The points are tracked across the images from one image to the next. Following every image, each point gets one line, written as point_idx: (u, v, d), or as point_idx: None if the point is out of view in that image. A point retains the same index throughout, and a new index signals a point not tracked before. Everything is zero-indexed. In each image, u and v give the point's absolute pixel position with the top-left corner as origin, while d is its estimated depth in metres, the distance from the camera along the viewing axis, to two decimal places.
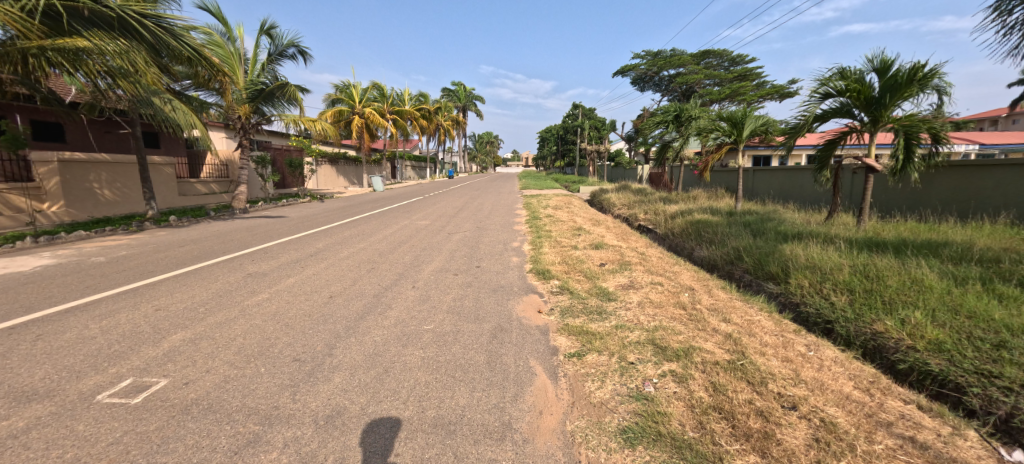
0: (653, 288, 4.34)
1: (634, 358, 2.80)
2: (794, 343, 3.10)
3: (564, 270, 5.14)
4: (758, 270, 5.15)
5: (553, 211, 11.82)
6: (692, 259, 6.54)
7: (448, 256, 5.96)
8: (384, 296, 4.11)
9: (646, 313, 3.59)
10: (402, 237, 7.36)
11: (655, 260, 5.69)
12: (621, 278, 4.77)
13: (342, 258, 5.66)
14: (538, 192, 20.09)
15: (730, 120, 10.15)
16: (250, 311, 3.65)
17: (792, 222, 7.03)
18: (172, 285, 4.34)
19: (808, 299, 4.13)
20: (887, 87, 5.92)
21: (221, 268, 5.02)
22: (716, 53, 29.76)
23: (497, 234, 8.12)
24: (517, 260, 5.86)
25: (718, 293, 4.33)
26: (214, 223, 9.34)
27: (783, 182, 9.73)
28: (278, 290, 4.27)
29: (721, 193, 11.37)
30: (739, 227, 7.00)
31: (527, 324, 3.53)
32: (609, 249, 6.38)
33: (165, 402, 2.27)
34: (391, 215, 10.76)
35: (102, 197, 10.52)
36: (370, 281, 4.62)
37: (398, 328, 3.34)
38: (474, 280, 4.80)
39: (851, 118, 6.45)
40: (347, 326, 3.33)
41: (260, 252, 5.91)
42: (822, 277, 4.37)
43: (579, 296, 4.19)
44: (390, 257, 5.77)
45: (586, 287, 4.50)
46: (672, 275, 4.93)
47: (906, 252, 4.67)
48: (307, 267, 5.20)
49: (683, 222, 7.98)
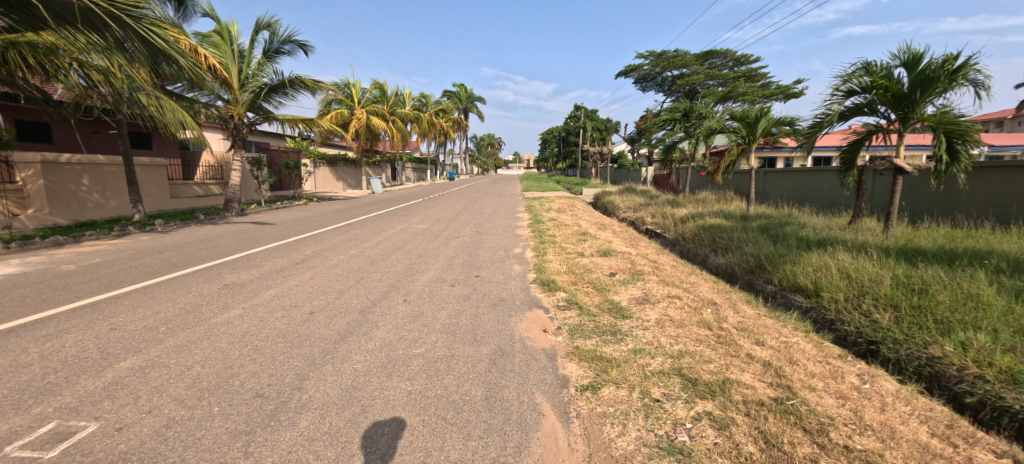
0: (671, 303, 3.88)
1: (660, 394, 2.36)
2: (843, 372, 2.68)
3: (571, 281, 4.70)
4: (782, 281, 4.71)
5: (557, 214, 11.37)
6: (707, 267, 6.09)
7: (445, 265, 5.52)
8: (371, 311, 3.69)
9: (669, 335, 3.14)
10: (397, 242, 6.92)
11: (669, 269, 5.24)
12: (634, 290, 4.33)
13: (331, 267, 5.23)
14: (540, 195, 19.67)
15: (743, 120, 9.67)
16: (216, 331, 3.21)
17: (813, 227, 6.58)
18: (136, 300, 3.91)
19: (845, 315, 3.68)
20: (916, 82, 5.46)
21: (196, 279, 4.59)
22: (721, 53, 29.33)
23: (497, 239, 7.67)
24: (519, 268, 5.43)
25: (744, 309, 3.89)
26: (202, 227, 8.94)
27: (799, 184, 9.25)
28: (254, 304, 3.83)
29: (732, 196, 10.89)
30: (757, 232, 6.54)
31: (532, 346, 3.09)
32: (618, 256, 5.93)
33: (86, 457, 1.84)
34: (388, 218, 10.34)
35: (87, 199, 10.12)
36: (357, 294, 4.19)
37: (384, 353, 2.90)
38: (473, 293, 4.36)
39: (877, 117, 6.00)
40: (324, 351, 2.89)
41: (242, 260, 5.48)
42: (860, 290, 3.91)
43: (589, 312, 3.74)
44: (382, 266, 5.35)
45: (596, 300, 4.06)
46: (689, 286, 4.49)
47: (951, 262, 4.22)
48: (291, 277, 4.77)
49: (695, 226, 7.54)
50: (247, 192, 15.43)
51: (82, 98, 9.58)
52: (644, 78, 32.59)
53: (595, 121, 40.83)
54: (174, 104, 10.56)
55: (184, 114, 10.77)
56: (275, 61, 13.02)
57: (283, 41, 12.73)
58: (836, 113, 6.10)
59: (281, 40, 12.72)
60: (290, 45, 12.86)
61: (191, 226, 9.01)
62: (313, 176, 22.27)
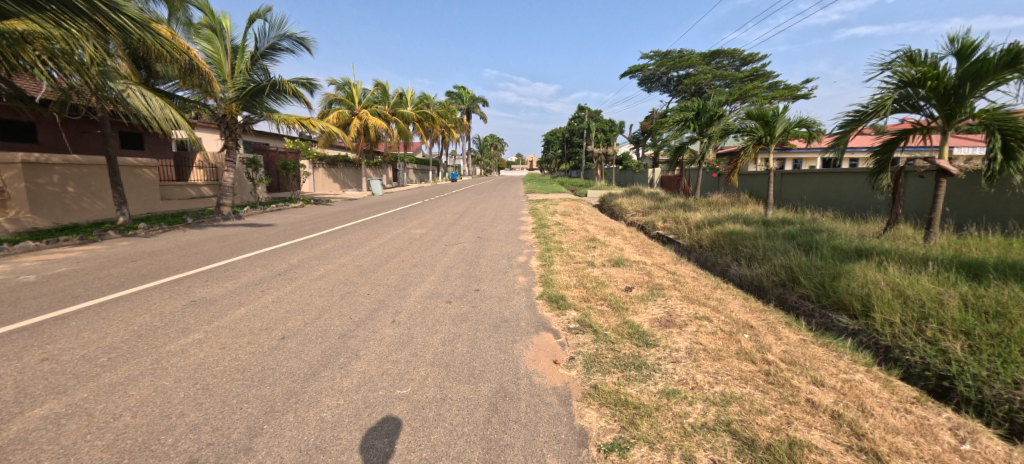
0: (700, 327, 3.33)
1: (708, 462, 1.83)
2: (932, 427, 2.13)
3: (583, 297, 4.16)
4: (821, 297, 4.16)
5: (563, 218, 10.82)
6: (729, 279, 5.55)
7: (442, 276, 5.01)
8: (352, 336, 3.18)
9: (707, 371, 2.61)
10: (391, 250, 6.41)
11: (691, 282, 4.70)
12: (655, 309, 3.80)
13: (316, 279, 4.73)
14: (544, 196, 19.18)
15: (760, 118, 9.07)
16: (165, 364, 2.70)
17: (845, 234, 6.02)
18: (86, 321, 3.39)
19: (907, 342, 3.12)
20: (967, 75, 4.92)
21: (162, 294, 4.08)
22: (728, 53, 28.71)
23: (500, 245, 7.15)
24: (524, 281, 4.90)
25: (786, 334, 3.34)
26: (187, 231, 8.43)
27: (822, 188, 8.67)
28: (220, 326, 3.31)
29: (747, 199, 10.33)
30: (783, 239, 5.99)
31: (541, 385, 2.55)
32: (633, 267, 5.39)
33: None
34: (385, 222, 9.85)
35: (72, 202, 9.70)
36: (341, 313, 3.68)
37: (360, 395, 2.37)
38: (472, 311, 3.83)
39: (919, 113, 5.44)
40: (288, 392, 2.38)
41: (218, 270, 4.98)
42: (921, 312, 3.35)
43: (606, 337, 3.20)
44: (373, 277, 4.85)
45: (613, 322, 3.50)
46: (718, 304, 3.95)
47: (1022, 279, 3.65)
48: (269, 291, 4.26)
49: (713, 231, 6.99)
50: (243, 193, 14.99)
51: (65, 96, 9.10)
52: (649, 79, 32.06)
53: (599, 121, 40.29)
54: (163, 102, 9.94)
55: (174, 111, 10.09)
56: (271, 57, 12.46)
57: (280, 36, 12.15)
58: (873, 108, 5.55)
59: (278, 36, 12.14)
60: (287, 41, 12.28)
61: (177, 231, 8.51)
62: (312, 177, 21.85)
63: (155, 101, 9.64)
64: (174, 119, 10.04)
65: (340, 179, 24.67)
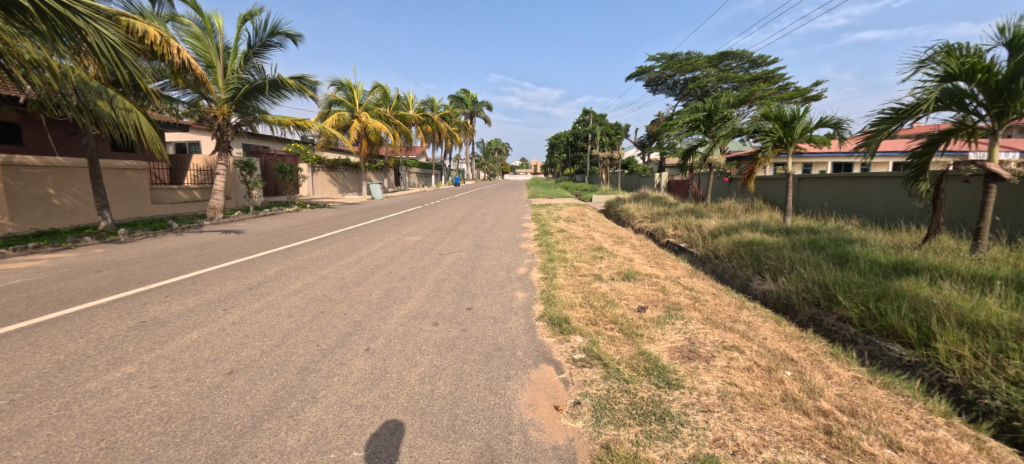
0: (731, 361, 2.78)
1: None
2: None
3: (590, 319, 3.61)
4: (865, 321, 3.57)
5: (567, 224, 10.29)
6: (751, 296, 4.99)
7: (432, 291, 4.49)
8: (314, 370, 2.65)
9: (749, 427, 2.06)
10: (379, 259, 5.90)
11: (713, 301, 4.15)
12: (674, 336, 3.26)
13: (290, 294, 4.24)
14: (548, 202, 18.64)
15: (778, 119, 8.47)
16: (75, 410, 2.19)
17: (879, 245, 5.44)
18: (7, 348, 2.89)
19: (984, 382, 2.53)
20: (1020, 68, 4.34)
21: (111, 313, 3.60)
22: (736, 54, 28.01)
23: (499, 255, 6.64)
24: (523, 297, 4.37)
25: (834, 370, 2.77)
26: (168, 238, 7.98)
27: (845, 193, 8.10)
28: (163, 355, 2.82)
29: (762, 205, 9.74)
30: (810, 251, 5.41)
31: (537, 443, 2.02)
32: (644, 281, 4.84)
33: None
34: (379, 228, 9.38)
35: (54, 205, 9.31)
36: (309, 338, 3.16)
37: (304, 460, 1.84)
38: (461, 336, 3.29)
39: (963, 111, 4.87)
40: (214, 454, 1.87)
41: (184, 283, 4.49)
42: (999, 343, 2.74)
43: (618, 374, 2.64)
44: (354, 292, 4.36)
45: (626, 353, 2.95)
46: (747, 330, 3.39)
47: None
48: (233, 309, 3.75)
49: (730, 240, 6.42)
50: (237, 197, 14.59)
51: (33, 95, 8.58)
52: (655, 81, 31.63)
53: (604, 124, 39.86)
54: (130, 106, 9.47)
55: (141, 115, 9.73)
56: (263, 56, 12.10)
57: (271, 32, 11.72)
58: (910, 107, 4.99)
59: (268, 32, 11.72)
60: (278, 37, 11.85)
61: (158, 237, 8.06)
62: (311, 181, 21.44)
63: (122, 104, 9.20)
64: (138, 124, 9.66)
65: (340, 183, 24.29)
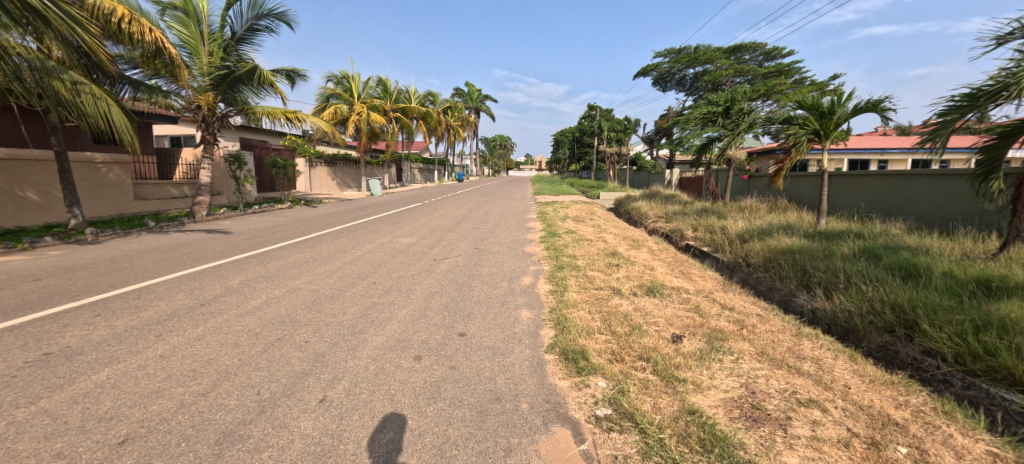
0: (817, 430, 1.99)
1: None
2: None
3: (613, 354, 2.83)
4: (963, 358, 2.77)
5: (576, 224, 9.52)
6: (797, 316, 4.18)
7: (419, 311, 3.72)
8: (240, 438, 1.92)
9: None
10: (364, 267, 5.18)
11: (759, 327, 3.37)
12: (723, 380, 2.50)
13: (247, 313, 3.52)
14: (554, 199, 18.00)
15: (814, 110, 7.53)
16: None
17: (947, 256, 4.60)
18: None
19: None
20: None
21: (15, 340, 2.89)
22: (750, 47, 26.83)
23: (501, 261, 5.88)
24: (529, 318, 3.60)
25: (960, 442, 2.00)
26: (138, 238, 7.31)
27: (888, 193, 7.24)
28: (47, 408, 2.12)
29: (790, 205, 8.88)
30: (866, 261, 4.59)
31: None
32: (672, 297, 4.06)
33: None
34: (372, 228, 8.64)
35: (26, 201, 8.69)
36: (249, 381, 2.42)
37: None
38: (448, 379, 2.53)
39: None
40: None
41: (127, 298, 3.78)
42: None
43: (664, 451, 1.88)
44: (325, 311, 3.62)
45: (666, 409, 2.19)
46: (817, 373, 2.61)
47: None
48: (171, 335, 3.03)
49: (764, 246, 5.60)
50: (228, 193, 14.01)
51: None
52: (664, 76, 30.61)
53: (610, 120, 38.77)
54: (97, 91, 8.43)
55: (111, 103, 8.68)
56: (251, 41, 11.33)
57: (259, 15, 10.95)
58: (992, 92, 4.14)
59: (256, 15, 10.96)
60: (267, 21, 11.08)
61: (129, 237, 7.37)
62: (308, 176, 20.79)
63: (87, 90, 8.17)
64: (109, 113, 8.62)
65: (340, 178, 23.64)
